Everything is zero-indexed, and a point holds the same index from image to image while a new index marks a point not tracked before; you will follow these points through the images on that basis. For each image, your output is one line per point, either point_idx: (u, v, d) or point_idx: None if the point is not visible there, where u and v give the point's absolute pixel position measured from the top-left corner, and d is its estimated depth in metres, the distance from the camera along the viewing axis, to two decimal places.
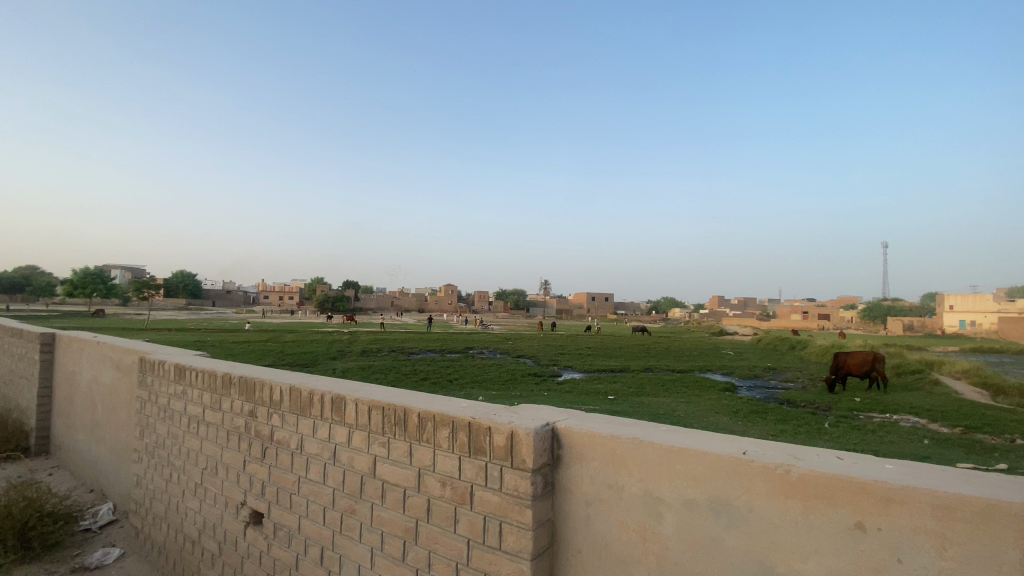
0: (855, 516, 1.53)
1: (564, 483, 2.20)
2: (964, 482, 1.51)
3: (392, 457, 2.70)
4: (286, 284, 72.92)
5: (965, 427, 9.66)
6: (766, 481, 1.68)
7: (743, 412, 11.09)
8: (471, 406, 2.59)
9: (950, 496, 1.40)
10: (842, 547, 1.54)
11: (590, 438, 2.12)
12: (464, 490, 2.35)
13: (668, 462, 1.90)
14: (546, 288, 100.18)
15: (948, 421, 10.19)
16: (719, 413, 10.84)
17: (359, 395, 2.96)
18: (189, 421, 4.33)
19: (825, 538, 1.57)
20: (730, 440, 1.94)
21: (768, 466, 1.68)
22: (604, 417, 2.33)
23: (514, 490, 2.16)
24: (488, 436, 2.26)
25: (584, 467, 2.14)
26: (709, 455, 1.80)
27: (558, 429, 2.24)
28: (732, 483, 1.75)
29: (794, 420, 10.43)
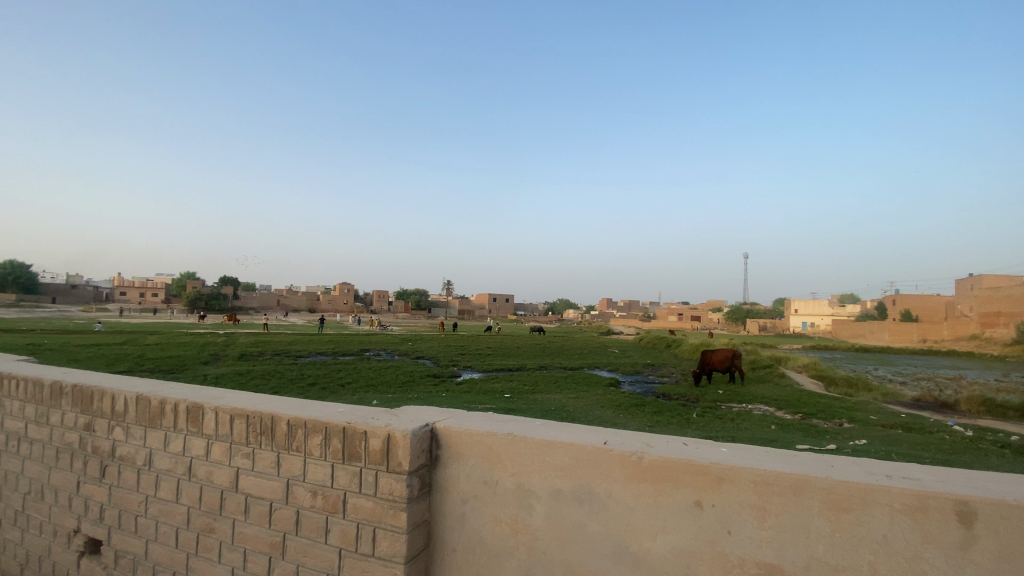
0: (695, 495, 1.70)
1: (441, 483, 2.18)
2: (783, 461, 1.74)
3: (256, 469, 2.49)
4: (150, 281, 64.52)
5: (803, 414, 11.30)
6: (624, 469, 1.81)
7: (626, 405, 11.97)
8: (347, 411, 2.47)
9: (768, 473, 1.61)
10: (683, 523, 1.71)
11: (467, 436, 2.13)
12: (336, 498, 2.24)
13: (539, 455, 1.97)
14: (447, 289, 99.75)
15: (791, 409, 11.87)
16: (605, 407, 11.58)
17: (220, 402, 2.69)
18: (6, 439, 3.64)
19: (670, 518, 1.73)
20: (595, 432, 2.06)
21: (624, 454, 1.82)
22: (483, 415, 2.35)
23: (389, 495, 2.10)
24: (363, 440, 2.17)
25: (460, 466, 2.14)
26: (574, 447, 1.90)
27: (436, 430, 2.21)
28: (594, 472, 1.86)
29: (669, 411, 11.47)
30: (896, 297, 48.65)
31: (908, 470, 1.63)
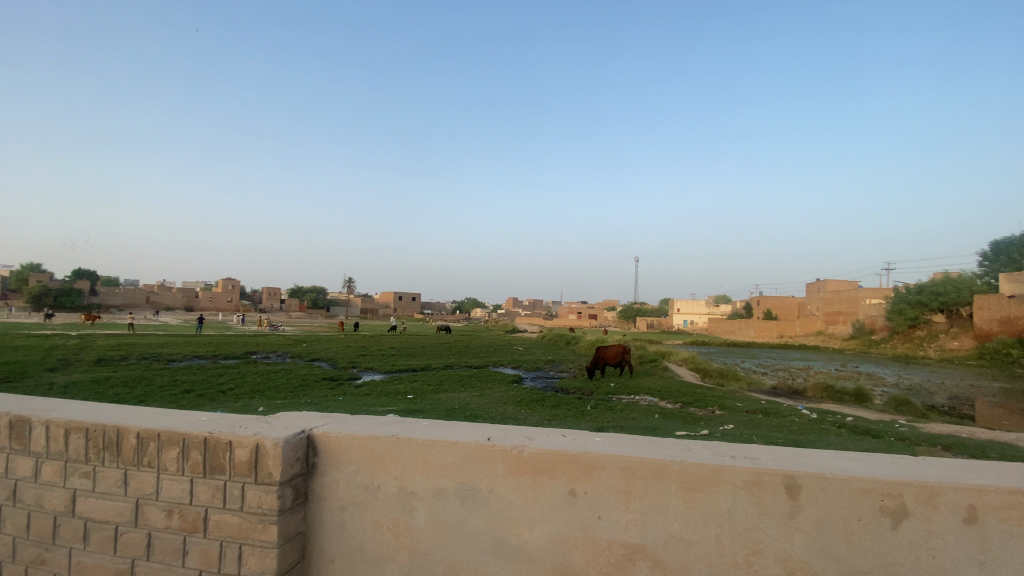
0: (569, 484, 1.79)
1: (318, 490, 2.06)
2: (647, 447, 1.88)
3: (99, 489, 2.18)
4: None
5: (683, 403, 12.42)
6: (503, 463, 1.85)
7: (526, 401, 12.30)
8: (212, 420, 2.25)
9: (632, 459, 1.74)
10: (559, 513, 1.79)
11: (346, 442, 2.03)
12: (196, 516, 2.03)
13: (422, 455, 1.94)
14: (347, 287, 95.35)
15: (672, 399, 12.99)
16: (506, 403, 11.79)
17: (53, 415, 2.32)
18: None
19: (546, 509, 1.80)
20: (480, 429, 2.07)
21: (505, 449, 1.86)
22: (365, 419, 2.26)
23: (258, 508, 1.94)
24: (228, 451, 1.99)
25: (339, 473, 2.04)
26: (456, 445, 1.90)
27: (313, 436, 2.08)
28: (476, 469, 1.88)
29: (566, 405, 11.98)
30: (761, 298, 55.12)
31: (749, 450, 1.84)
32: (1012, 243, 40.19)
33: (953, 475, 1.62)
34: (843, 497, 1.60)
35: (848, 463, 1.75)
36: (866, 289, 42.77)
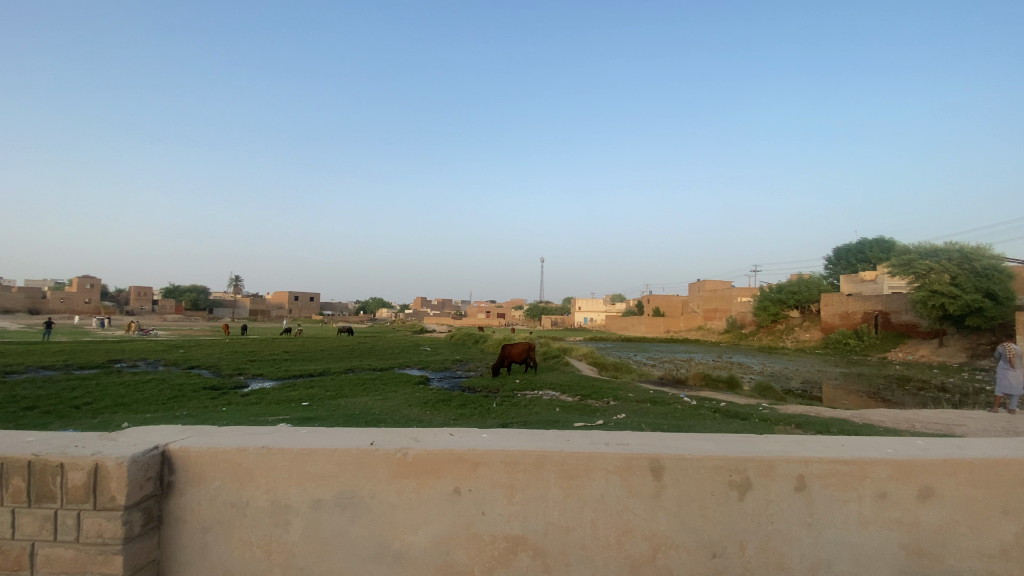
0: (454, 483, 1.78)
1: (176, 512, 1.85)
2: (529, 440, 1.94)
3: None
4: None
5: (582, 396, 13.05)
6: (386, 467, 1.80)
7: (431, 401, 12.15)
8: (42, 440, 1.94)
9: (515, 452, 1.78)
10: (442, 513, 1.77)
11: (209, 456, 1.85)
12: (19, 553, 1.73)
13: (296, 465, 1.82)
14: (235, 286, 87.40)
15: (572, 392, 13.59)
16: (410, 405, 11.55)
17: None
18: None
19: (430, 509, 1.78)
20: (362, 433, 2.00)
21: (388, 452, 1.81)
22: (235, 430, 2.08)
23: (98, 538, 1.70)
24: (59, 475, 1.73)
25: (201, 491, 1.85)
26: (335, 452, 1.81)
27: (169, 452, 1.87)
28: (357, 475, 1.80)
29: (471, 403, 12.02)
30: (651, 296, 59.45)
31: (622, 436, 1.97)
32: (849, 249, 47.37)
33: (786, 450, 1.86)
34: (699, 474, 1.78)
35: (705, 443, 1.94)
36: (738, 288, 47.96)
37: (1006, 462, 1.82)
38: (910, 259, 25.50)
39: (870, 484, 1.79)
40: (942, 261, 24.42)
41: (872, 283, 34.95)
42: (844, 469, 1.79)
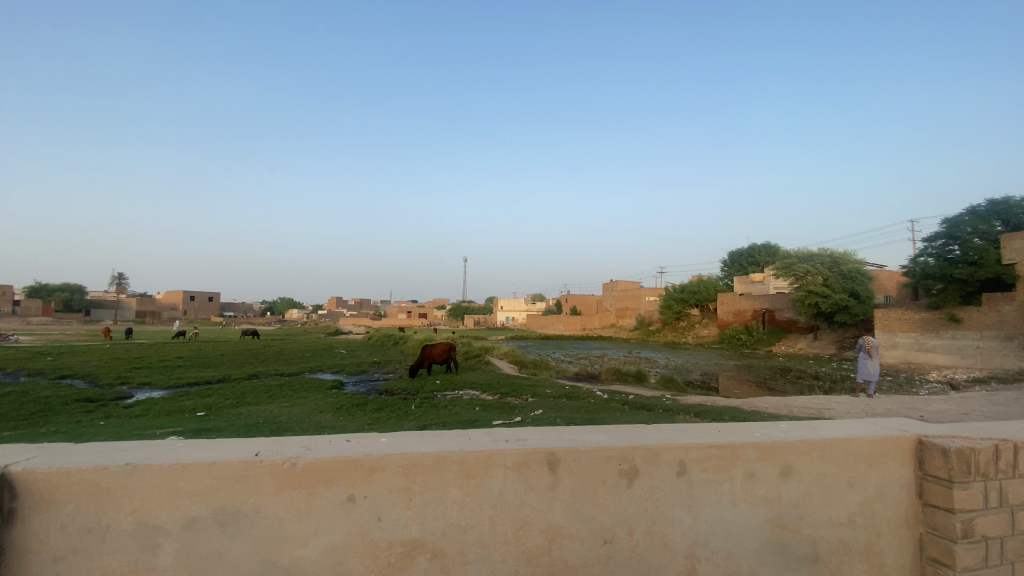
0: (347, 490, 1.72)
1: (17, 544, 1.61)
2: (430, 442, 1.91)
3: None
4: None
5: (501, 394, 13.18)
6: (273, 478, 1.70)
7: (345, 406, 11.64)
8: None
9: (411, 455, 1.75)
10: (334, 522, 1.70)
11: (62, 478, 1.64)
12: None
13: (170, 482, 1.67)
14: (119, 284, 78.13)
15: (492, 391, 13.68)
16: (322, 411, 10.99)
17: None
18: None
19: (322, 520, 1.70)
20: (248, 444, 1.87)
21: (275, 463, 1.71)
22: (96, 447, 1.86)
23: None
24: None
25: (50, 517, 1.63)
26: (215, 465, 1.68)
27: (9, 476, 1.63)
28: (241, 489, 1.68)
29: (388, 406, 11.70)
30: (569, 296, 61.40)
31: (522, 433, 2.00)
32: (743, 253, 52.08)
33: (670, 438, 2.01)
34: (592, 465, 1.86)
35: (599, 436, 2.03)
36: (647, 288, 50.89)
37: (850, 440, 2.10)
38: (792, 263, 28.56)
39: (741, 465, 1.98)
40: (817, 265, 27.61)
41: (761, 284, 38.71)
42: (719, 453, 1.96)
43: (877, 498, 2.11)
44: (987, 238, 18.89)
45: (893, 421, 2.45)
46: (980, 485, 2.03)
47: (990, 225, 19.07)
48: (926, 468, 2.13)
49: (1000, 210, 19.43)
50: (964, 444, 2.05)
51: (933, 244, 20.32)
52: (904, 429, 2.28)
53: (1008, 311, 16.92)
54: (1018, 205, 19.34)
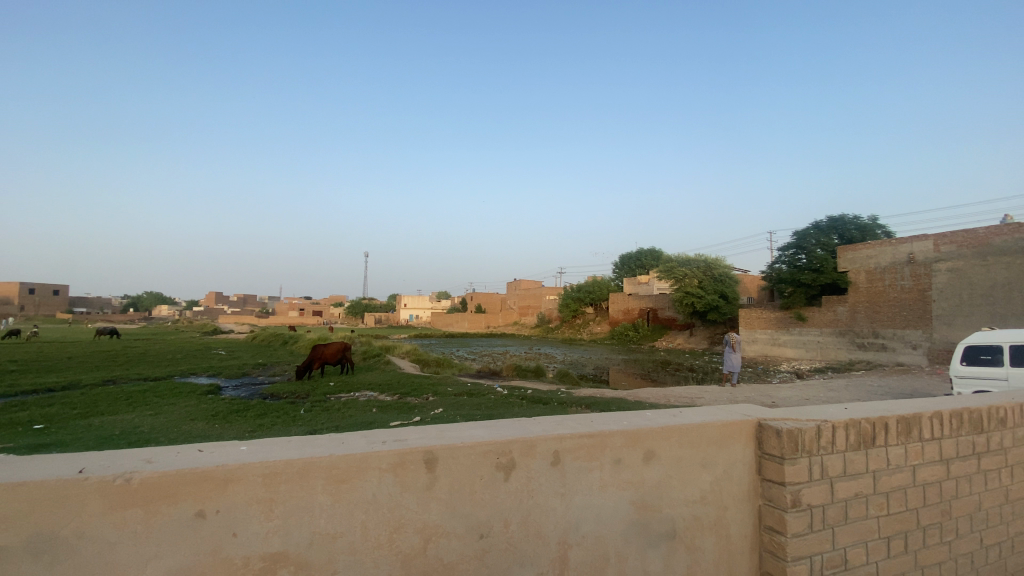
0: (197, 505, 1.55)
1: None
2: (297, 447, 1.79)
3: None
4: None
5: (399, 394, 12.83)
6: (102, 497, 1.48)
7: (223, 413, 10.58)
8: None
9: (274, 463, 1.63)
10: (180, 540, 1.53)
11: None
12: None
13: None
14: None
15: (390, 391, 13.28)
16: (195, 419, 9.90)
17: None
18: None
19: (165, 539, 1.52)
20: (72, 460, 1.61)
21: (105, 480, 1.49)
22: None
23: None
24: None
25: None
26: (25, 487, 1.43)
27: None
28: (59, 513, 1.45)
29: (274, 411, 10.84)
30: (472, 294, 61.66)
31: (400, 433, 1.95)
32: (632, 256, 55.93)
33: (545, 431, 2.08)
34: (469, 461, 1.86)
35: (478, 431, 2.05)
36: (546, 287, 52.69)
37: (703, 425, 2.33)
38: (673, 266, 31.17)
39: (610, 452, 2.11)
40: (694, 269, 30.43)
41: (647, 285, 41.86)
42: (590, 442, 2.07)
43: (724, 476, 2.37)
44: (827, 249, 22.04)
45: (739, 407, 2.76)
46: (804, 460, 2.36)
47: (829, 238, 22.28)
48: (764, 447, 2.43)
49: (836, 226, 22.81)
50: (792, 425, 2.38)
51: (785, 253, 23.22)
52: (748, 414, 2.58)
53: (842, 311, 20.08)
54: (849, 222, 22.85)
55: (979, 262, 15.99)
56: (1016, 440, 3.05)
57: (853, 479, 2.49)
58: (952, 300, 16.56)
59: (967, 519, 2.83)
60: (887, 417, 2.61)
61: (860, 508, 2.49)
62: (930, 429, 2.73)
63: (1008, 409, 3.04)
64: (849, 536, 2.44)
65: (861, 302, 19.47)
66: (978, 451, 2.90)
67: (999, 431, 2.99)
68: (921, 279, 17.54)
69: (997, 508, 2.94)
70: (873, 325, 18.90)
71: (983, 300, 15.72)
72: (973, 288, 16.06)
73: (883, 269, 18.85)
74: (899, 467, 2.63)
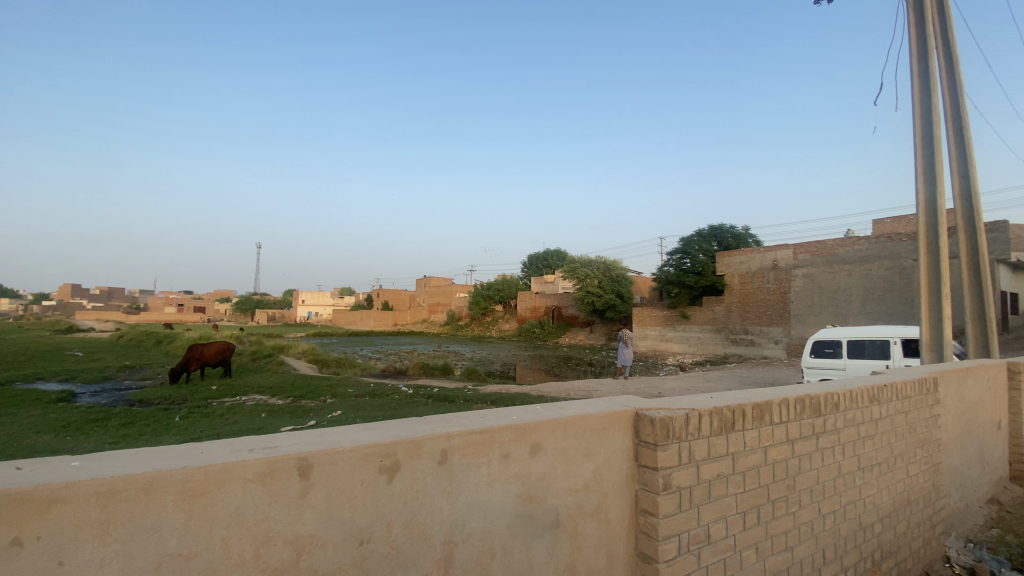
0: (10, 533, 1.32)
1: None
2: (146, 460, 1.60)
3: None
4: None
5: (293, 397, 12.02)
6: None
7: (77, 423, 9.20)
8: None
9: (114, 479, 1.44)
10: None
11: None
12: None
13: None
14: None
15: (283, 394, 12.40)
16: (39, 432, 8.49)
17: None
18: None
19: None
20: None
21: None
22: None
23: None
24: None
25: None
26: None
27: None
28: None
29: (143, 419, 9.64)
30: (379, 291, 59.71)
31: (273, 439, 1.82)
32: (540, 256, 57.53)
33: (433, 429, 2.05)
34: (349, 465, 1.78)
35: (361, 433, 1.97)
36: (455, 285, 52.50)
37: (586, 417, 2.44)
38: (576, 266, 32.49)
39: (498, 448, 2.14)
40: (595, 269, 31.95)
41: (552, 284, 43.34)
42: (477, 438, 2.08)
43: (604, 464, 2.51)
44: (708, 255, 24.18)
45: (621, 399, 2.94)
46: (674, 446, 2.57)
47: (711, 245, 24.47)
48: (641, 436, 2.61)
49: (716, 235, 25.08)
50: (665, 415, 2.58)
51: (673, 257, 25.11)
52: (628, 405, 2.75)
53: (719, 310, 22.27)
54: (727, 232, 25.27)
55: (827, 269, 18.58)
56: (846, 420, 3.58)
57: (716, 461, 2.76)
58: (806, 301, 19.08)
59: (808, 492, 3.26)
60: (745, 404, 2.92)
61: (721, 487, 2.77)
62: (779, 414, 3.11)
63: (841, 394, 3.55)
64: (712, 512, 2.71)
65: (735, 302, 21.73)
66: (816, 431, 3.35)
67: (833, 413, 3.49)
68: (782, 283, 20.01)
69: (831, 480, 3.43)
70: (744, 323, 21.22)
71: (829, 302, 18.35)
72: (822, 291, 18.63)
73: (752, 274, 21.21)
74: (753, 449, 2.96)
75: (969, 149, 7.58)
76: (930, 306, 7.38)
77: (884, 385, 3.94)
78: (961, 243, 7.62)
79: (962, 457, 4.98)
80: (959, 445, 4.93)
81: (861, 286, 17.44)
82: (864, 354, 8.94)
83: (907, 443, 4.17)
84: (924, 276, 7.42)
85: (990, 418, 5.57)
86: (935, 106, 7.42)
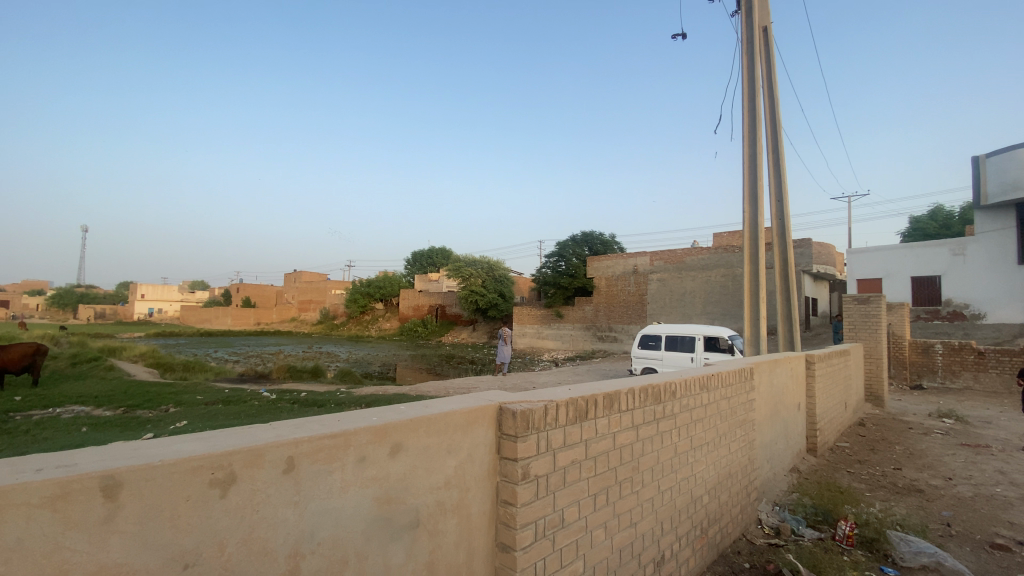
0: None
1: None
2: None
3: None
4: None
5: (126, 407, 10.39)
6: None
7: None
8: None
9: None
10: None
11: None
12: None
13: None
14: None
15: (112, 404, 10.66)
16: None
17: None
18: None
19: None
20: None
21: None
22: None
23: None
24: None
25: None
26: None
27: None
28: None
29: None
30: (240, 285, 54.07)
31: (74, 457, 1.57)
32: (423, 254, 56.83)
33: (280, 436, 1.92)
34: (172, 481, 1.59)
35: (190, 445, 1.77)
36: (331, 281, 49.67)
37: (449, 414, 2.47)
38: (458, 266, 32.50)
39: (353, 451, 2.07)
40: (477, 269, 32.27)
41: (435, 284, 43.01)
42: (331, 442, 1.99)
43: (467, 460, 2.56)
44: (580, 259, 25.73)
45: (487, 393, 3.01)
46: (532, 436, 2.71)
47: (583, 250, 26.06)
48: (502, 429, 2.70)
49: (589, 240, 26.49)
50: (525, 407, 2.71)
51: (550, 261, 26.29)
52: (491, 400, 2.83)
53: (588, 310, 23.88)
54: (597, 238, 26.81)
55: (677, 275, 20.93)
56: (682, 406, 4.07)
57: (569, 448, 2.96)
58: (660, 303, 21.32)
59: (650, 471, 3.65)
60: (597, 395, 3.18)
61: (575, 472, 2.98)
62: (626, 403, 3.43)
63: (677, 383, 4.02)
64: (566, 498, 2.90)
65: (602, 303, 23.51)
66: (657, 416, 3.77)
67: (671, 400, 3.94)
68: (641, 286, 22.10)
69: (668, 460, 3.87)
70: (609, 321, 23.08)
71: (679, 304, 20.71)
72: (673, 295, 20.96)
73: (617, 277, 23.07)
74: (604, 436, 3.24)
75: (783, 178, 9.06)
76: (751, 308, 8.70)
77: (712, 374, 4.55)
78: (776, 255, 9.08)
79: (772, 435, 5.95)
80: (769, 425, 5.88)
81: (703, 291, 19.96)
82: (678, 348, 10.25)
83: (730, 425, 4.87)
84: (748, 282, 8.73)
85: (793, 402, 6.73)
86: (760, 138, 8.75)
